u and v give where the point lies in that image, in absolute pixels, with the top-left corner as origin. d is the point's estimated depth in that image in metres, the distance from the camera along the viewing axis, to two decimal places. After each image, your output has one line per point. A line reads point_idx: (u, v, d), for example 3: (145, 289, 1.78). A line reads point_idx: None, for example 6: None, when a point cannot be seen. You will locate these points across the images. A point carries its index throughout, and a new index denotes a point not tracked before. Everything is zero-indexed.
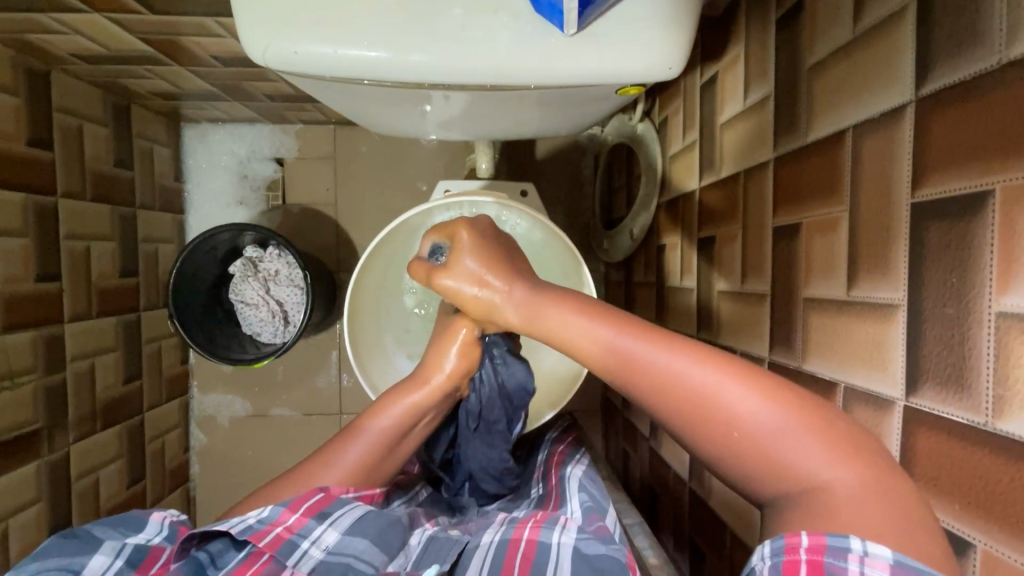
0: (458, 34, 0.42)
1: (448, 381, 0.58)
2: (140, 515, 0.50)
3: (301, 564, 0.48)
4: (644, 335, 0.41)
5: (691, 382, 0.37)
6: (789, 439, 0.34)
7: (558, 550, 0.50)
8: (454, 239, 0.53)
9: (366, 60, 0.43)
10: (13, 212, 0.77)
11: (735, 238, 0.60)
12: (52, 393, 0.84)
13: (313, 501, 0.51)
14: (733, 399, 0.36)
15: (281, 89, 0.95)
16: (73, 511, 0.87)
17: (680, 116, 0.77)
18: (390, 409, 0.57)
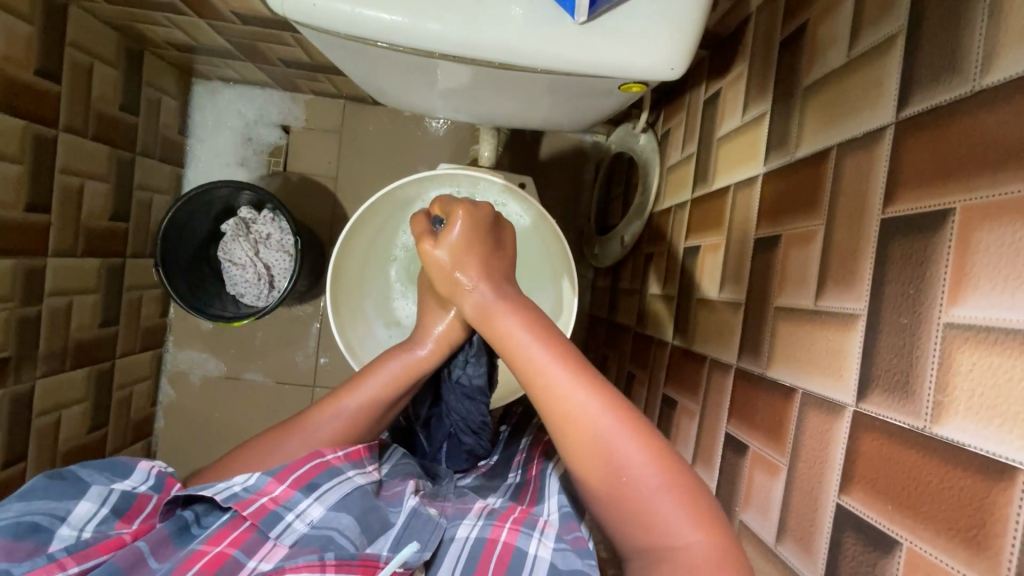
0: (473, 10, 0.44)
1: (445, 340, 0.60)
2: (127, 461, 0.50)
3: (284, 536, 0.48)
4: (572, 370, 0.46)
5: (599, 426, 0.44)
6: (661, 497, 0.41)
7: (534, 563, 0.48)
8: (451, 218, 0.55)
9: (382, 22, 0.44)
10: (12, 138, 0.77)
11: (718, 247, 0.62)
12: (26, 325, 0.84)
13: (301, 473, 0.51)
14: (628, 451, 0.43)
15: (297, 56, 0.96)
16: (31, 446, 0.86)
17: (681, 128, 0.79)
18: (385, 366, 0.60)
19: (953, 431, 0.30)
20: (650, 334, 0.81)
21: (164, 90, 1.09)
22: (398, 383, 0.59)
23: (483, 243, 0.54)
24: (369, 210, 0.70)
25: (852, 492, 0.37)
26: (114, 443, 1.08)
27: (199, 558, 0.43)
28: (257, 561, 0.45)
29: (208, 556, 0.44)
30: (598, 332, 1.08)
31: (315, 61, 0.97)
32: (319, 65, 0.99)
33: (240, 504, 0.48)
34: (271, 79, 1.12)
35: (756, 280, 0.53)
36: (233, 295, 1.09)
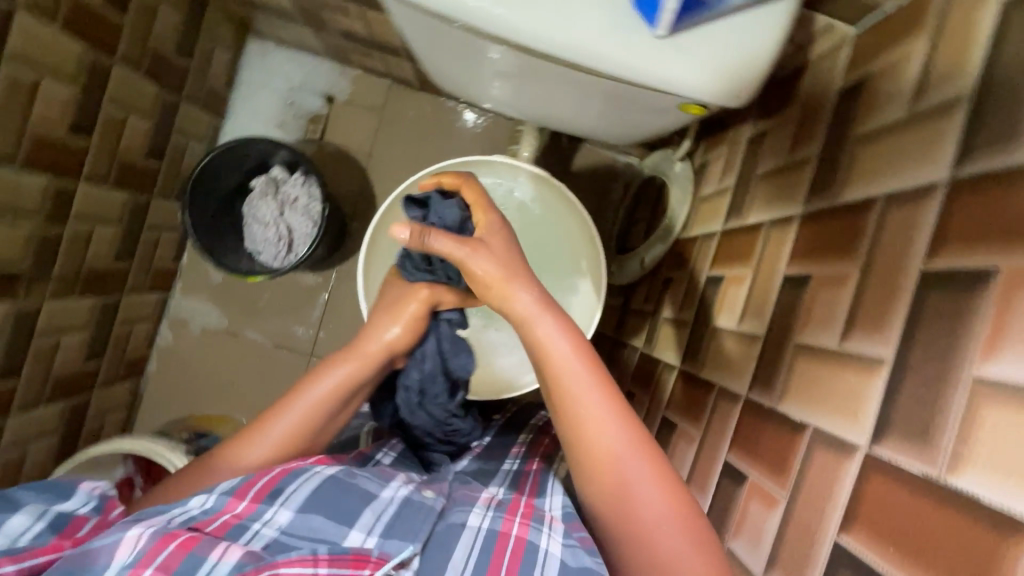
0: (555, 7, 0.45)
1: (380, 352, 0.64)
2: (68, 485, 0.52)
3: (253, 542, 0.48)
4: (606, 403, 0.51)
5: (628, 471, 0.49)
6: (667, 534, 0.46)
7: (546, 557, 0.50)
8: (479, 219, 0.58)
9: (465, 5, 0.45)
10: (69, 61, 0.78)
11: (742, 280, 0.63)
12: (45, 244, 0.84)
13: (260, 487, 0.52)
14: (644, 488, 0.48)
15: (356, 30, 0.97)
16: (27, 364, 0.86)
17: (720, 162, 0.81)
18: (316, 384, 0.62)
19: (970, 481, 0.31)
20: (658, 356, 0.81)
21: (220, 42, 1.11)
22: (339, 392, 0.62)
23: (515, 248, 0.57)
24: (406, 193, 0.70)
25: (853, 531, 0.37)
26: (104, 379, 1.08)
27: (172, 539, 0.44)
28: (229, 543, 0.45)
29: (182, 538, 0.45)
30: (602, 348, 1.08)
31: (373, 37, 0.98)
32: (376, 42, 1.00)
33: (201, 523, 0.48)
34: (323, 48, 1.14)
35: (778, 316, 0.54)
36: (250, 252, 1.09)
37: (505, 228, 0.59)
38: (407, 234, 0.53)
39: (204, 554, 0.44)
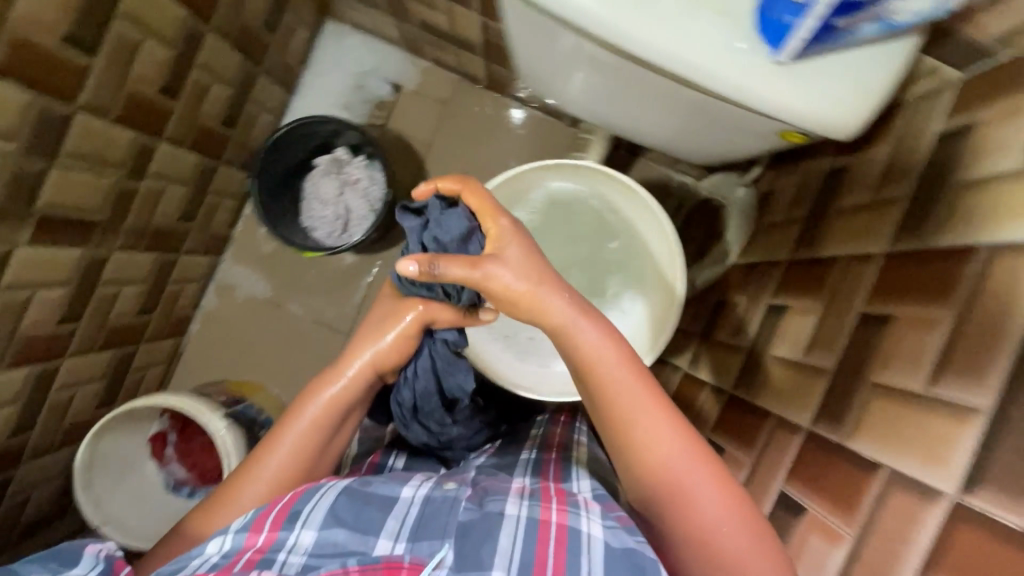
0: (681, 23, 0.45)
1: (365, 366, 0.73)
2: (74, 551, 0.54)
3: (285, 570, 0.51)
4: (654, 408, 0.55)
5: (684, 475, 0.52)
6: (727, 529, 0.50)
7: (590, 540, 0.51)
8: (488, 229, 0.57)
9: (589, 11, 0.45)
10: (171, 23, 0.80)
11: (811, 312, 0.63)
12: (123, 197, 0.86)
13: (275, 517, 0.55)
14: (700, 486, 0.51)
15: (439, 23, 0.99)
16: (89, 309, 0.89)
17: (789, 192, 0.80)
18: (307, 407, 0.70)
19: None
20: (705, 378, 0.81)
21: (301, 20, 1.13)
22: (331, 408, 0.70)
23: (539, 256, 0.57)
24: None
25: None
26: (151, 334, 1.10)
27: None
28: None
29: None
30: None
31: (454, 32, 1.00)
32: (455, 36, 1.02)
33: (224, 567, 0.51)
34: (399, 37, 1.16)
35: (852, 352, 0.53)
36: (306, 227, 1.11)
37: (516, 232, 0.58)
38: (416, 267, 0.53)
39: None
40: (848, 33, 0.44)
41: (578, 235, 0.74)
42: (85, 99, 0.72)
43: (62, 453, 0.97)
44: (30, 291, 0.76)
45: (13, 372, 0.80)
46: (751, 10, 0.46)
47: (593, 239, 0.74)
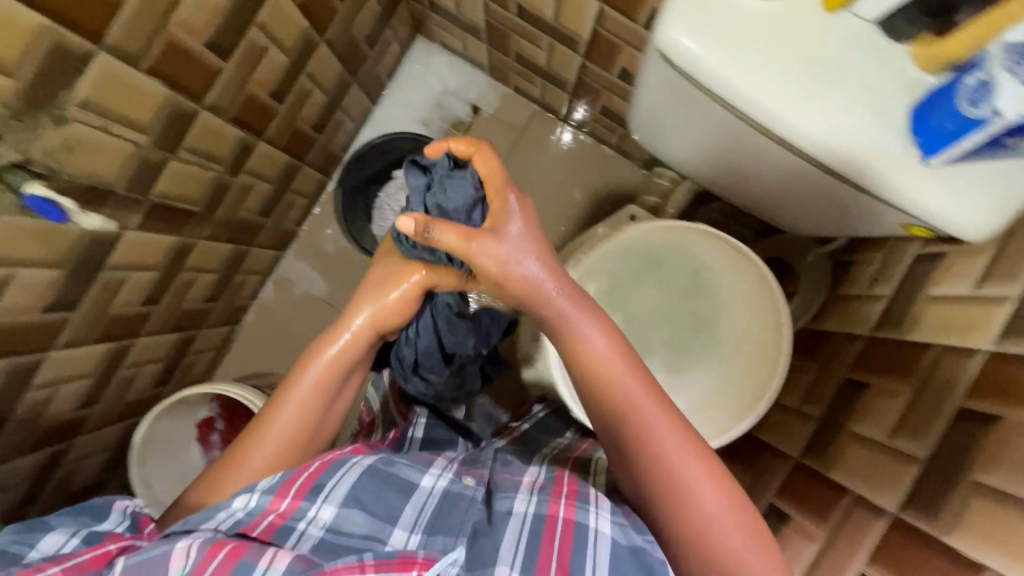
0: (839, 118, 0.48)
1: (365, 329, 0.73)
2: (103, 505, 0.56)
3: (300, 543, 0.54)
4: (654, 403, 0.60)
5: (681, 467, 0.57)
6: (719, 515, 0.56)
7: (595, 536, 0.58)
8: (502, 202, 0.61)
9: (749, 95, 0.48)
10: (294, 33, 0.83)
11: (895, 395, 0.63)
12: (219, 189, 0.89)
13: (299, 486, 0.58)
14: (697, 477, 0.57)
15: (536, 57, 1.02)
16: (168, 293, 0.91)
17: (871, 267, 0.81)
18: (307, 369, 0.71)
19: None
20: (767, 440, 0.81)
21: (397, 36, 1.17)
22: (331, 369, 0.71)
23: (540, 239, 0.62)
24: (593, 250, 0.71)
25: None
26: (214, 321, 1.12)
27: (222, 548, 0.49)
28: (268, 559, 0.49)
29: (229, 546, 0.49)
30: None
31: (549, 68, 1.03)
32: (548, 71, 1.05)
33: (247, 527, 0.54)
34: (488, 63, 1.19)
35: (950, 446, 0.54)
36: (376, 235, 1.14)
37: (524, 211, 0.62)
38: (412, 227, 0.57)
39: (253, 561, 0.49)
40: (1005, 147, 0.47)
41: (670, 288, 0.74)
42: (212, 98, 0.75)
43: (117, 427, 0.98)
44: (127, 273, 0.79)
45: (96, 348, 0.82)
46: (906, 114, 0.49)
47: (684, 295, 0.74)
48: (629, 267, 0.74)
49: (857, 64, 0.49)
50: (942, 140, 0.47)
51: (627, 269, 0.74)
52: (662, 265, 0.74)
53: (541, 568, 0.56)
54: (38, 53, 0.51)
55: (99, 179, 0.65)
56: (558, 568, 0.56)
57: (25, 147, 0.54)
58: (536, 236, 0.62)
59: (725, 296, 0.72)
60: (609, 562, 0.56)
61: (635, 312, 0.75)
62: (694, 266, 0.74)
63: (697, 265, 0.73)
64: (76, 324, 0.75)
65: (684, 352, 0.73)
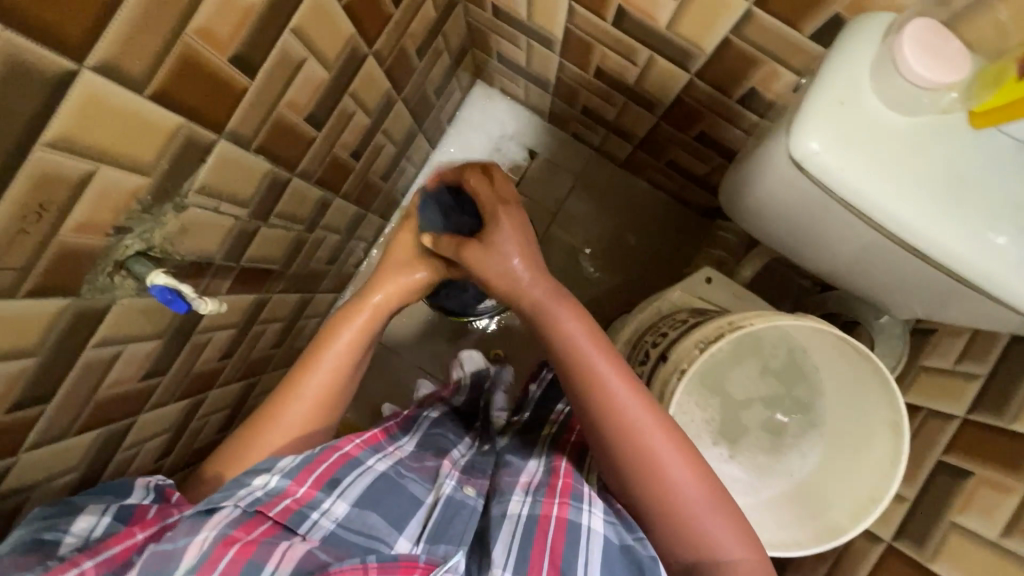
0: (967, 222, 0.49)
1: (393, 295, 0.77)
2: (127, 484, 0.62)
3: (312, 531, 0.59)
4: (624, 383, 0.63)
5: (654, 445, 0.60)
6: (687, 488, 0.60)
7: (588, 535, 0.60)
8: (489, 219, 0.72)
9: (857, 181, 0.50)
10: (378, 95, 0.84)
11: (1006, 491, 0.62)
12: (297, 246, 0.89)
13: (317, 476, 0.62)
14: (669, 455, 0.60)
15: (605, 112, 1.02)
16: (242, 346, 0.92)
17: (955, 340, 0.79)
18: (339, 332, 0.73)
19: None
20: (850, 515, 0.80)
21: (459, 84, 1.18)
22: (362, 333, 0.74)
23: (522, 235, 0.71)
24: (702, 330, 0.70)
25: None
26: (277, 366, 1.12)
27: (232, 545, 0.54)
28: (272, 566, 0.54)
29: (239, 544, 0.54)
30: None
31: (617, 121, 1.03)
32: (614, 124, 1.05)
33: (265, 506, 0.58)
34: (548, 110, 1.19)
35: None
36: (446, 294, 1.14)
37: (514, 217, 0.72)
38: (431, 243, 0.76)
39: (262, 561, 0.54)
40: None
41: (768, 372, 0.78)
42: (304, 165, 0.76)
43: (183, 476, 0.99)
44: (212, 333, 0.80)
45: (175, 405, 0.82)
46: None
47: (781, 378, 0.77)
48: (725, 354, 0.78)
49: (941, 150, 0.50)
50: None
51: (726, 357, 0.78)
52: (758, 351, 0.77)
53: (533, 567, 0.58)
54: (171, 148, 0.51)
55: (203, 253, 0.65)
56: (552, 568, 0.58)
57: (148, 235, 0.55)
58: (518, 236, 0.70)
59: (826, 383, 0.73)
60: (602, 561, 0.59)
61: (732, 397, 0.79)
62: (791, 348, 0.76)
63: (789, 352, 0.76)
64: (163, 388, 0.75)
65: (779, 437, 0.77)
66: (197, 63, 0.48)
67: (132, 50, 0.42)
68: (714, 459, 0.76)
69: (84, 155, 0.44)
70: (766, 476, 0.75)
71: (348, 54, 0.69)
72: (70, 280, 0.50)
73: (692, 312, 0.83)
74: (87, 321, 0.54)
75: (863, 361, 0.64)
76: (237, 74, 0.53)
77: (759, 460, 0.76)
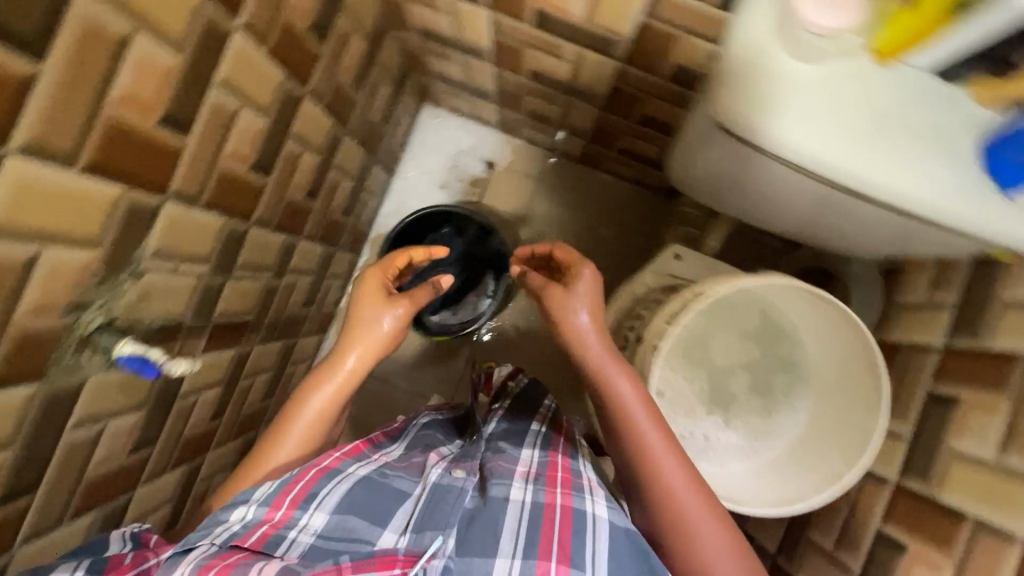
0: (891, 156, 0.51)
1: (376, 344, 0.75)
2: (101, 540, 0.61)
3: (290, 550, 0.58)
4: (655, 424, 0.67)
5: (676, 484, 0.65)
6: (700, 525, 0.64)
7: (592, 519, 0.62)
8: (577, 273, 0.74)
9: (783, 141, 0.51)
10: (322, 134, 0.85)
11: (991, 410, 0.63)
12: (268, 294, 0.89)
13: (293, 496, 0.61)
14: (687, 492, 0.65)
15: (550, 112, 1.04)
16: (232, 402, 0.92)
17: (924, 274, 0.81)
18: (320, 389, 0.72)
19: None
20: None
21: (406, 110, 1.19)
22: (336, 397, 0.72)
23: (596, 297, 0.73)
24: (675, 297, 0.72)
25: None
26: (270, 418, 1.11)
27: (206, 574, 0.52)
28: None
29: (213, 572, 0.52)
30: None
31: (562, 118, 1.05)
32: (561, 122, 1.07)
33: (241, 538, 0.58)
34: (496, 119, 1.21)
35: None
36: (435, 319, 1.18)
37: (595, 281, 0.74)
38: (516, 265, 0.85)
39: None
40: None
41: (748, 334, 0.78)
42: (258, 213, 0.76)
43: None
44: (197, 396, 0.79)
45: (170, 474, 0.81)
46: (978, 151, 0.52)
47: (760, 339, 0.78)
48: (702, 322, 0.79)
49: (862, 94, 0.51)
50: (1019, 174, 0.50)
51: (706, 325, 0.79)
52: (732, 315, 0.78)
53: (541, 552, 0.58)
54: (115, 219, 0.52)
55: (170, 316, 0.66)
56: (561, 555, 0.58)
57: (108, 306, 0.55)
58: (594, 301, 0.72)
59: (804, 335, 0.74)
60: (608, 546, 0.60)
61: (716, 363, 0.79)
62: (765, 308, 0.77)
63: (763, 311, 0.77)
64: (155, 457, 0.75)
65: (768, 396, 0.77)
66: (125, 131, 0.49)
67: (54, 127, 0.43)
68: (711, 428, 0.77)
69: (22, 239, 0.44)
70: (764, 440, 0.76)
71: (282, 97, 0.70)
72: (33, 365, 0.50)
73: (667, 291, 0.84)
74: (59, 404, 0.54)
75: (832, 308, 0.65)
76: (169, 135, 0.54)
77: (752, 424, 0.77)
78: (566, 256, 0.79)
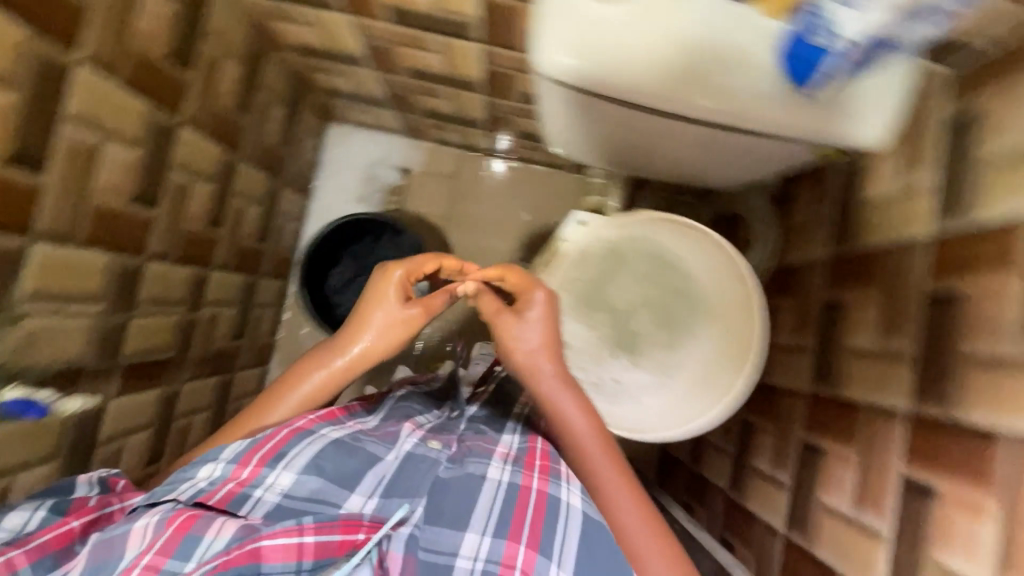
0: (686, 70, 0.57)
1: (381, 336, 0.72)
2: (65, 482, 0.57)
3: (254, 510, 0.55)
4: (593, 432, 0.68)
5: (610, 487, 0.65)
6: (633, 530, 0.62)
7: (568, 509, 0.57)
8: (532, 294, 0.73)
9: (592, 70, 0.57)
10: (211, 161, 0.85)
11: (869, 302, 0.67)
12: (185, 329, 0.89)
13: (264, 453, 0.58)
14: (621, 495, 0.64)
15: (443, 107, 1.07)
16: (168, 445, 0.90)
17: (806, 195, 0.85)
18: (312, 373, 0.70)
19: None
20: (779, 382, 0.83)
21: (310, 130, 1.20)
22: (328, 384, 0.70)
23: (551, 324, 0.72)
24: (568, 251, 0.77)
25: None
26: None
27: (175, 520, 0.50)
28: (210, 538, 0.49)
29: (182, 519, 0.50)
30: None
31: (456, 112, 1.08)
32: (457, 115, 1.09)
33: (206, 495, 0.54)
34: (401, 126, 1.23)
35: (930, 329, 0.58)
36: None
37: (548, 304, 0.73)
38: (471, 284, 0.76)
39: (201, 533, 0.49)
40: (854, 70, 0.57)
41: (642, 276, 0.82)
42: (153, 245, 0.76)
43: None
44: (122, 441, 0.78)
45: None
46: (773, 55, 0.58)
47: (657, 278, 0.81)
48: (597, 270, 0.83)
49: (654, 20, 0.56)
50: (805, 67, 0.56)
51: (599, 272, 0.83)
52: (623, 261, 0.82)
53: (512, 534, 0.54)
54: None
55: (65, 358, 0.65)
56: (530, 537, 0.54)
57: None
58: (545, 327, 0.72)
59: (688, 264, 0.78)
60: (581, 537, 0.55)
61: (616, 306, 0.84)
62: (654, 250, 0.81)
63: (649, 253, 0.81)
64: None
65: (668, 328, 0.80)
66: None
67: None
68: (619, 370, 0.81)
69: None
70: (671, 372, 0.79)
71: (151, 127, 0.70)
72: None
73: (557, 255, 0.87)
74: None
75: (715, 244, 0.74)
76: (21, 172, 0.54)
77: (660, 357, 0.80)
78: (517, 282, 0.75)
